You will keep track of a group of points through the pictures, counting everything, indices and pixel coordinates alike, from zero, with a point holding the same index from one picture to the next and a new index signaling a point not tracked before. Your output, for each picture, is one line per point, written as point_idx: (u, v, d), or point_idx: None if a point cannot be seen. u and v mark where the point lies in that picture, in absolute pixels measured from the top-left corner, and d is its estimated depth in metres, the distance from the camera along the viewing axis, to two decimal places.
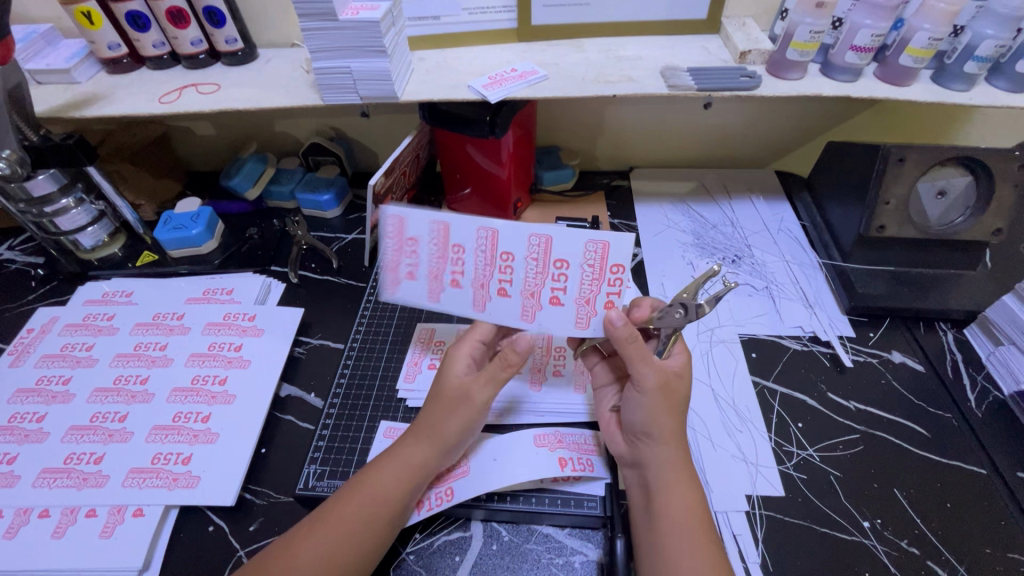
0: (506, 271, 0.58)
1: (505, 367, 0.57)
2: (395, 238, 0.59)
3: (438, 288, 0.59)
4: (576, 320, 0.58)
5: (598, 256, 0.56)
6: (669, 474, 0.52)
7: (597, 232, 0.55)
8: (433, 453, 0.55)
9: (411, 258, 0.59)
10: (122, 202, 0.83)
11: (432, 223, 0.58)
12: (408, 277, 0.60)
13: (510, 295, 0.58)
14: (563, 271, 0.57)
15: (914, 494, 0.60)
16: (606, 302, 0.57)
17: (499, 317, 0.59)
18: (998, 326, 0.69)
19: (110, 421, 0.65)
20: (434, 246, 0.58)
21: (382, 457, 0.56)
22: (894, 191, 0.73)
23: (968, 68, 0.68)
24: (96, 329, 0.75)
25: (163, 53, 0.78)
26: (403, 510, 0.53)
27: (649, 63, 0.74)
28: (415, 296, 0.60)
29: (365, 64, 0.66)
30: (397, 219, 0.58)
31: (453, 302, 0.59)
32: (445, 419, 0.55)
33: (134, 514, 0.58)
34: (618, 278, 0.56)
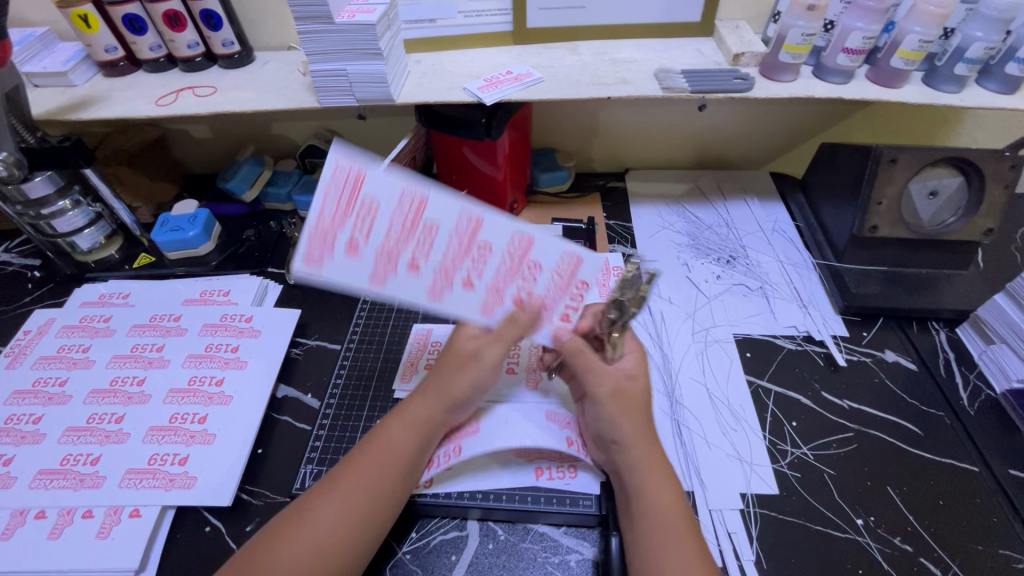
0: (478, 264, 0.51)
1: (515, 329, 0.53)
2: (346, 195, 0.45)
3: (390, 269, 0.48)
4: (535, 323, 0.54)
5: (570, 269, 0.54)
6: (648, 474, 0.53)
7: (579, 245, 0.54)
8: (442, 408, 0.57)
9: (361, 228, 0.46)
10: (119, 204, 0.83)
11: (402, 190, 0.47)
12: (350, 249, 0.46)
13: (474, 289, 0.51)
14: (535, 276, 0.53)
15: (907, 492, 0.60)
16: (564, 314, 0.55)
17: (454, 311, 0.50)
18: (990, 326, 0.70)
19: (106, 422, 0.65)
20: (395, 217, 0.47)
21: (387, 418, 0.57)
22: (886, 192, 0.74)
23: (958, 70, 0.69)
24: (93, 331, 0.75)
25: (160, 56, 0.78)
26: (415, 465, 0.55)
27: (643, 65, 0.75)
28: (352, 273, 0.46)
29: (361, 67, 0.67)
30: (354, 172, 0.45)
31: (400, 288, 0.48)
32: (456, 376, 0.57)
33: (130, 515, 0.58)
34: (581, 292, 0.56)
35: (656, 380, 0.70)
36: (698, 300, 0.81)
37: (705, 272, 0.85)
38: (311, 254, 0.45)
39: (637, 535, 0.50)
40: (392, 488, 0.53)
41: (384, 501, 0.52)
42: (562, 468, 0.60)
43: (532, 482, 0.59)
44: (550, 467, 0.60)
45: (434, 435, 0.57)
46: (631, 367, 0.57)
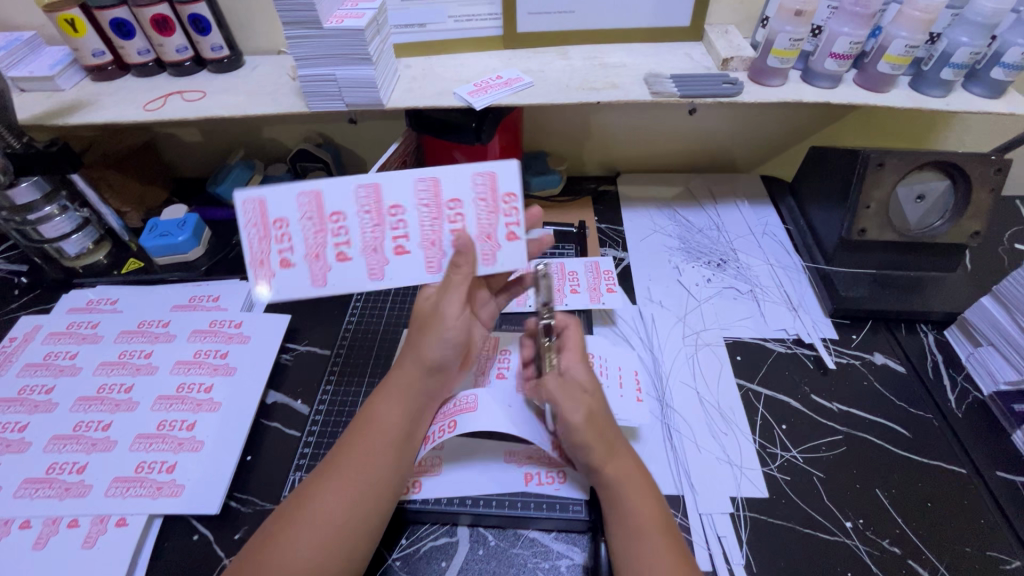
0: (398, 225, 0.56)
1: (458, 272, 0.55)
2: (257, 228, 0.54)
3: (327, 266, 0.56)
4: (481, 257, 0.57)
5: (488, 187, 0.56)
6: (628, 479, 0.53)
7: (482, 162, 0.56)
8: (420, 375, 0.57)
9: (282, 244, 0.55)
10: (107, 209, 0.82)
11: (299, 199, 0.54)
12: (284, 266, 0.56)
13: (409, 250, 0.57)
14: (458, 211, 0.56)
15: (895, 494, 0.60)
16: (508, 234, 0.57)
17: (403, 277, 0.57)
18: (977, 328, 0.71)
19: (93, 430, 0.64)
20: (307, 223, 0.55)
21: (371, 397, 0.58)
22: (874, 195, 0.75)
23: (945, 75, 0.69)
24: (80, 338, 0.75)
25: (148, 60, 0.77)
26: (407, 438, 0.56)
27: (633, 70, 0.75)
28: (298, 284, 0.56)
29: (350, 71, 0.67)
30: (255, 205, 0.54)
31: (346, 278, 0.57)
32: (424, 339, 0.57)
33: (117, 524, 0.57)
34: (511, 207, 0.57)
35: (646, 384, 0.71)
36: (689, 303, 0.81)
37: (695, 275, 0.85)
38: (257, 284, 0.56)
39: (620, 539, 0.50)
40: (388, 462, 0.54)
41: (382, 475, 0.53)
42: (552, 473, 0.60)
43: (521, 487, 0.59)
44: (539, 472, 0.60)
45: (421, 407, 0.58)
46: (587, 381, 0.56)
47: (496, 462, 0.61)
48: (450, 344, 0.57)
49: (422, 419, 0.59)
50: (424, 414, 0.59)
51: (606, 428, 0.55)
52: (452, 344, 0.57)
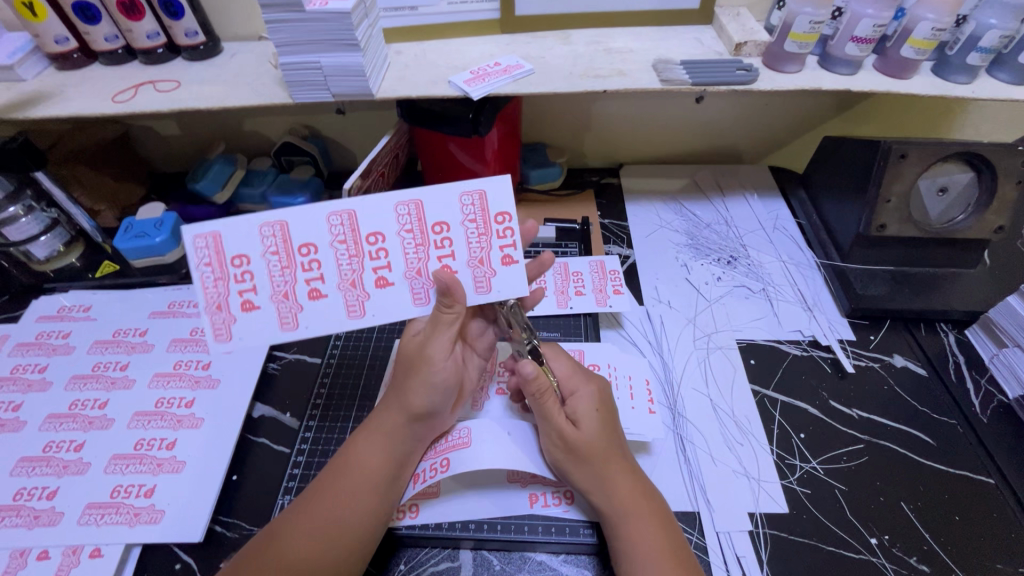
0: (377, 255, 0.53)
1: (447, 309, 0.53)
2: (218, 266, 0.51)
3: (297, 306, 0.52)
4: (475, 284, 0.55)
5: (477, 207, 0.54)
6: (626, 510, 0.51)
7: (471, 181, 0.54)
8: (405, 420, 0.55)
9: (246, 282, 0.52)
10: (77, 209, 0.77)
11: (262, 232, 0.51)
12: (250, 306, 0.52)
13: (392, 283, 0.54)
14: (444, 234, 0.54)
15: (921, 507, 0.57)
16: (503, 258, 0.55)
17: (386, 312, 0.54)
18: (1002, 328, 0.67)
19: (64, 451, 0.60)
20: (271, 258, 0.52)
21: (353, 437, 0.55)
22: (895, 188, 0.71)
23: (971, 60, 0.64)
24: (50, 349, 0.70)
25: (116, 47, 0.71)
26: (391, 481, 0.53)
27: (640, 55, 0.70)
28: (267, 325, 0.52)
29: (336, 59, 0.61)
30: (212, 239, 0.51)
31: (319, 317, 0.53)
32: (412, 384, 0.55)
33: (91, 555, 0.53)
34: (507, 227, 0.54)
35: (657, 393, 0.67)
36: (699, 304, 0.77)
37: (705, 274, 0.82)
38: (218, 328, 0.52)
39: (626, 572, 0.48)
40: (368, 507, 0.51)
41: (361, 518, 0.50)
42: (557, 494, 0.57)
43: (525, 510, 0.56)
44: (544, 493, 0.57)
45: (408, 450, 0.55)
46: (590, 417, 0.54)
47: (499, 485, 0.58)
48: (440, 389, 0.55)
49: (409, 465, 0.55)
50: (414, 455, 0.56)
51: (595, 456, 0.52)
52: (442, 388, 0.55)
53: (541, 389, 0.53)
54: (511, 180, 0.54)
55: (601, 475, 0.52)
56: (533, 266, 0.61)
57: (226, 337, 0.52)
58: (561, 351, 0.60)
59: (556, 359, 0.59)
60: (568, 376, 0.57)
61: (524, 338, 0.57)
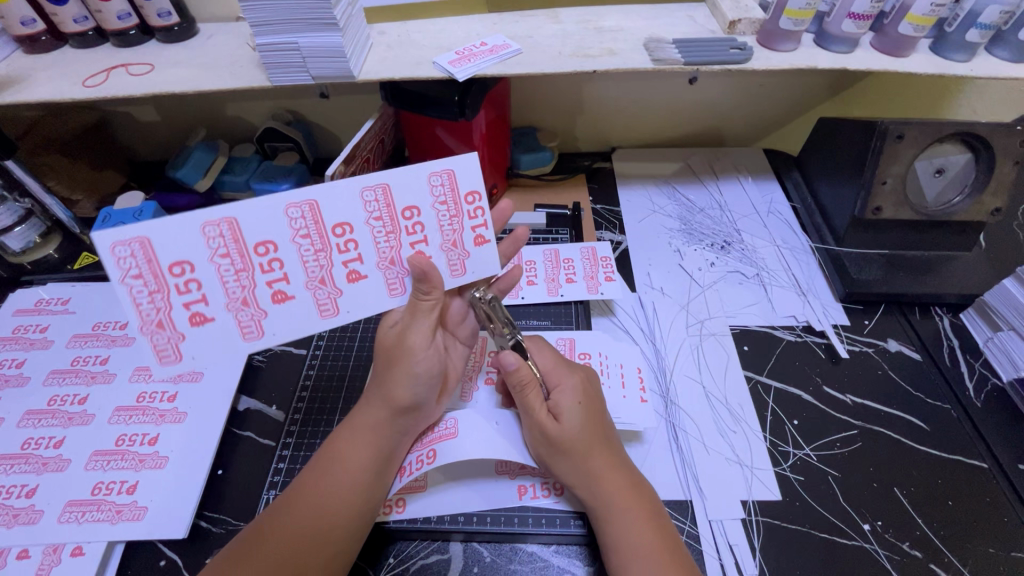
0: (347, 247, 0.52)
1: (425, 296, 0.53)
2: (154, 278, 0.47)
3: (259, 312, 0.51)
4: (451, 268, 0.56)
5: (447, 188, 0.53)
6: (616, 501, 0.50)
7: (437, 161, 0.53)
8: (389, 415, 0.54)
9: (193, 293, 0.49)
10: (51, 200, 0.74)
11: (206, 232, 0.47)
12: (201, 319, 0.50)
13: (366, 274, 0.53)
14: (415, 219, 0.53)
15: (914, 492, 0.57)
16: (475, 238, 0.56)
17: (362, 305, 0.54)
18: (998, 312, 0.66)
19: (44, 448, 0.58)
20: (221, 262, 0.49)
21: (336, 435, 0.54)
22: (891, 170, 0.69)
23: (970, 37, 0.62)
24: (28, 344, 0.68)
25: (87, 29, 0.68)
26: (377, 479, 0.52)
27: (632, 34, 0.68)
28: (225, 335, 0.51)
29: (315, 39, 0.59)
30: (139, 246, 0.46)
31: (286, 319, 0.52)
32: (394, 376, 0.54)
33: (72, 553, 0.52)
34: (476, 205, 0.55)
35: (649, 381, 0.66)
36: (692, 291, 0.76)
37: (698, 259, 0.80)
38: (163, 348, 0.50)
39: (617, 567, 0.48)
40: (354, 506, 0.50)
41: (346, 516, 0.49)
42: (547, 485, 0.56)
43: (514, 502, 0.55)
44: (534, 485, 0.56)
45: (393, 445, 0.54)
46: (577, 414, 0.52)
47: (488, 477, 0.57)
48: (422, 379, 0.54)
49: (392, 463, 0.54)
50: (399, 451, 0.55)
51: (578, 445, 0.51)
52: (424, 380, 0.54)
53: (523, 381, 0.52)
54: (476, 158, 0.54)
55: (586, 466, 0.51)
56: (506, 244, 0.61)
57: (173, 357, 0.51)
58: (545, 345, 0.59)
59: (540, 352, 0.58)
60: (552, 368, 0.56)
61: (506, 333, 0.56)
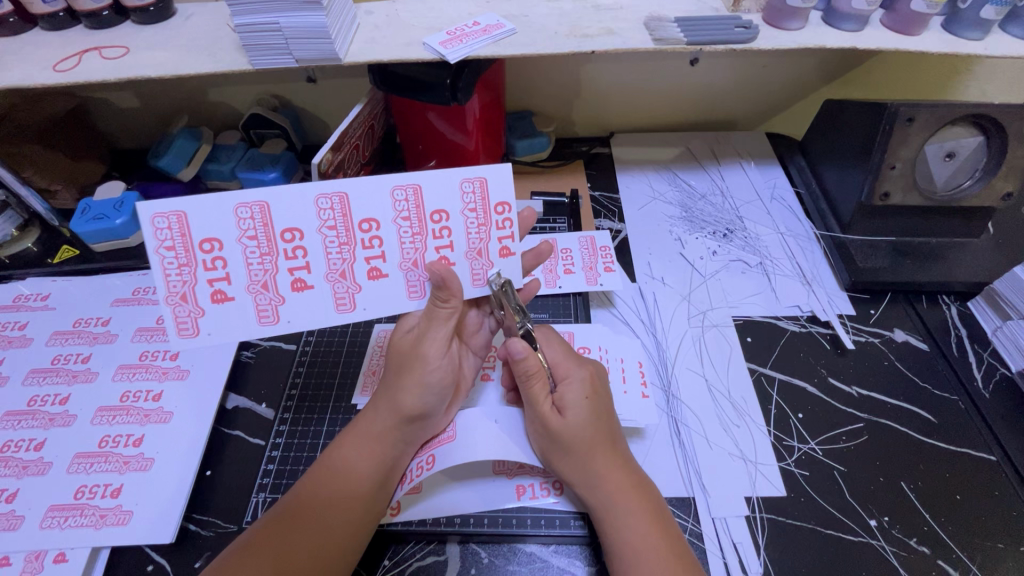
0: (371, 243, 0.51)
1: (442, 303, 0.52)
2: (184, 252, 0.49)
3: (278, 298, 0.51)
4: (472, 276, 0.54)
5: (478, 195, 0.51)
6: (622, 503, 0.48)
7: (471, 168, 0.51)
8: (395, 422, 0.52)
9: (217, 270, 0.50)
10: (25, 191, 0.71)
11: (239, 214, 0.48)
12: (222, 298, 0.50)
13: (387, 274, 0.52)
14: (443, 223, 0.52)
15: (922, 487, 0.56)
16: (500, 249, 0.53)
17: (377, 304, 0.52)
18: (1008, 300, 0.64)
19: (23, 450, 0.56)
20: (248, 243, 0.49)
21: (338, 442, 0.52)
22: (901, 154, 0.67)
23: (985, 14, 0.59)
24: (6, 342, 0.65)
25: (57, 10, 0.64)
26: (380, 488, 0.50)
27: (631, 13, 0.64)
28: (242, 318, 0.51)
29: (297, 19, 0.55)
30: (175, 219, 0.48)
31: (302, 309, 0.52)
32: (406, 383, 0.52)
33: (55, 560, 0.50)
34: (506, 218, 0.52)
35: (650, 374, 0.64)
36: (693, 280, 0.74)
37: (699, 248, 0.78)
38: (183, 322, 0.50)
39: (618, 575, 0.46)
40: (354, 514, 0.48)
41: (346, 524, 0.47)
42: (546, 484, 0.55)
43: (511, 503, 0.53)
44: (533, 484, 0.54)
45: (398, 455, 0.53)
46: (585, 416, 0.50)
47: (484, 476, 0.55)
48: (434, 390, 0.52)
49: (397, 471, 0.53)
50: (403, 461, 0.54)
51: (580, 445, 0.50)
52: (436, 389, 0.52)
53: (530, 371, 0.50)
54: (511, 168, 0.51)
55: (589, 466, 0.50)
56: (529, 257, 0.58)
57: (193, 331, 0.51)
58: (553, 335, 0.57)
59: (549, 344, 0.55)
60: (560, 360, 0.54)
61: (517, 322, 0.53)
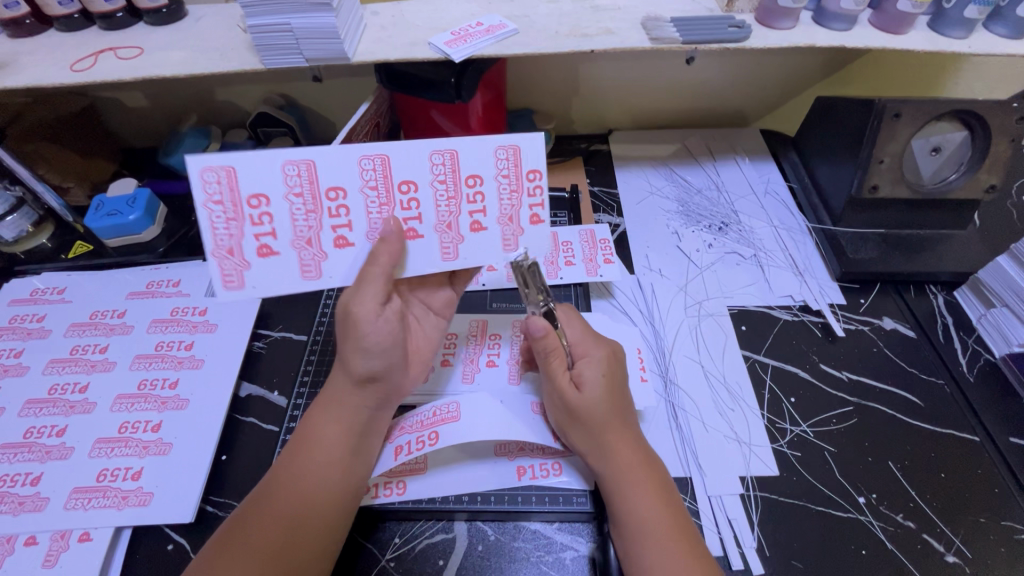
0: (409, 205, 0.53)
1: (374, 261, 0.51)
2: (232, 207, 0.50)
3: (320, 254, 0.53)
4: (502, 241, 0.55)
5: (511, 162, 0.53)
6: (625, 477, 0.51)
7: (505, 135, 0.53)
8: (349, 386, 0.53)
9: (264, 225, 0.51)
10: (42, 187, 0.73)
11: (285, 171, 0.50)
12: (268, 252, 0.52)
13: (423, 235, 0.54)
14: (477, 188, 0.53)
15: (908, 466, 0.58)
16: (529, 217, 0.55)
17: (415, 260, 0.54)
18: (991, 289, 0.67)
19: (46, 436, 0.58)
20: (294, 200, 0.51)
21: (309, 412, 0.54)
22: (888, 149, 0.69)
23: (969, 13, 0.61)
24: (25, 333, 0.67)
25: (73, 12, 0.66)
26: (354, 452, 0.53)
27: (628, 13, 0.67)
28: (286, 273, 0.53)
29: (307, 20, 0.58)
30: (225, 173, 0.49)
31: (343, 266, 0.53)
32: (348, 349, 0.52)
33: (80, 539, 0.53)
34: (536, 184, 0.54)
35: (649, 361, 0.67)
36: (690, 272, 0.77)
37: (695, 241, 0.81)
38: (229, 274, 0.52)
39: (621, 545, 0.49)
40: (334, 481, 0.51)
41: (329, 492, 0.50)
42: (546, 466, 0.57)
43: (515, 482, 0.55)
44: (533, 465, 0.57)
45: (367, 418, 0.54)
46: (601, 395, 0.53)
47: (488, 457, 0.57)
48: (375, 352, 0.52)
49: (372, 432, 0.55)
50: (376, 422, 0.55)
51: (594, 419, 0.52)
52: (378, 351, 0.52)
53: (548, 348, 0.54)
54: (544, 138, 0.53)
55: (600, 439, 0.52)
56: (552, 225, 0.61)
57: (237, 284, 0.53)
58: (575, 315, 0.59)
59: (569, 322, 0.58)
60: (580, 340, 0.57)
61: (539, 299, 0.57)
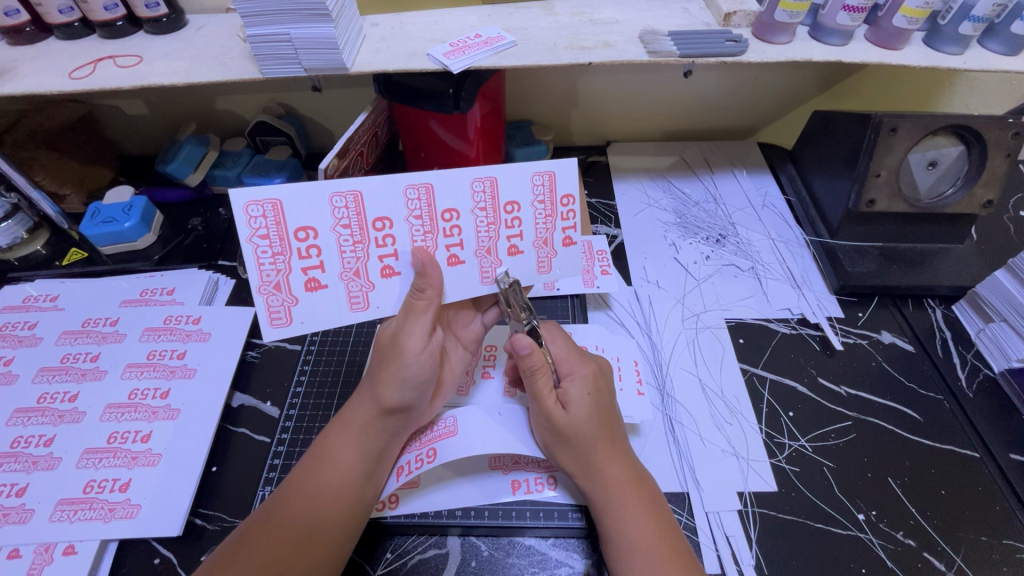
0: (451, 232, 0.55)
1: (419, 293, 0.52)
2: (279, 241, 0.52)
3: (368, 284, 0.55)
4: (537, 264, 0.57)
5: (546, 188, 0.55)
6: (618, 497, 0.50)
7: (542, 162, 0.54)
8: (376, 413, 0.53)
9: (312, 259, 0.53)
10: (36, 194, 0.72)
11: (334, 203, 0.52)
12: (315, 285, 0.54)
13: (464, 261, 0.55)
14: (515, 214, 0.55)
15: (908, 482, 0.57)
16: (563, 239, 0.56)
17: (457, 287, 0.56)
18: (989, 303, 0.67)
19: (33, 446, 0.58)
20: (342, 231, 0.53)
21: (327, 432, 0.54)
22: (885, 163, 0.69)
23: (963, 30, 0.61)
24: (16, 341, 0.67)
25: (73, 20, 0.66)
26: (368, 477, 0.52)
27: (626, 26, 0.67)
28: (335, 304, 0.55)
29: (306, 30, 0.58)
30: (271, 207, 0.51)
31: (389, 295, 0.55)
32: (385, 377, 0.52)
33: (64, 552, 0.51)
34: (569, 209, 0.55)
35: (644, 372, 0.66)
36: (687, 283, 0.76)
37: (693, 253, 0.80)
38: (278, 309, 0.54)
39: (617, 564, 0.47)
40: (342, 505, 0.49)
41: (336, 516, 0.49)
42: (542, 480, 0.56)
43: (508, 497, 0.55)
44: (528, 479, 0.56)
45: (383, 446, 0.53)
46: (587, 414, 0.52)
47: (482, 471, 0.57)
48: (412, 384, 0.52)
49: (386, 460, 0.54)
50: (391, 449, 0.54)
51: (581, 438, 0.51)
52: (413, 383, 0.52)
53: (534, 366, 0.52)
54: (577, 161, 0.55)
55: (589, 459, 0.51)
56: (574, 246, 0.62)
57: (284, 320, 0.55)
58: (559, 332, 0.59)
59: (554, 340, 0.58)
60: (566, 357, 0.56)
61: (523, 317, 0.55)
